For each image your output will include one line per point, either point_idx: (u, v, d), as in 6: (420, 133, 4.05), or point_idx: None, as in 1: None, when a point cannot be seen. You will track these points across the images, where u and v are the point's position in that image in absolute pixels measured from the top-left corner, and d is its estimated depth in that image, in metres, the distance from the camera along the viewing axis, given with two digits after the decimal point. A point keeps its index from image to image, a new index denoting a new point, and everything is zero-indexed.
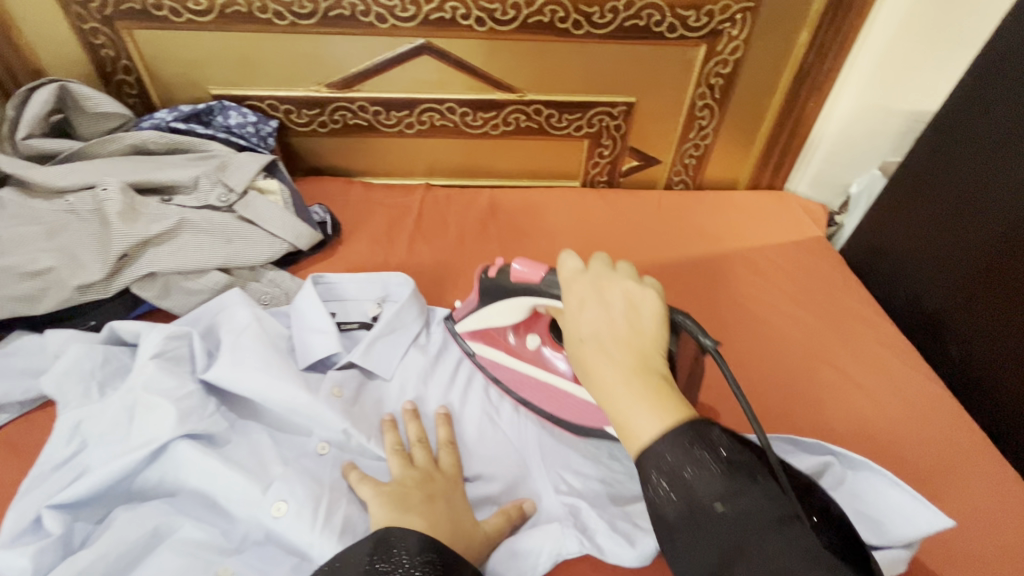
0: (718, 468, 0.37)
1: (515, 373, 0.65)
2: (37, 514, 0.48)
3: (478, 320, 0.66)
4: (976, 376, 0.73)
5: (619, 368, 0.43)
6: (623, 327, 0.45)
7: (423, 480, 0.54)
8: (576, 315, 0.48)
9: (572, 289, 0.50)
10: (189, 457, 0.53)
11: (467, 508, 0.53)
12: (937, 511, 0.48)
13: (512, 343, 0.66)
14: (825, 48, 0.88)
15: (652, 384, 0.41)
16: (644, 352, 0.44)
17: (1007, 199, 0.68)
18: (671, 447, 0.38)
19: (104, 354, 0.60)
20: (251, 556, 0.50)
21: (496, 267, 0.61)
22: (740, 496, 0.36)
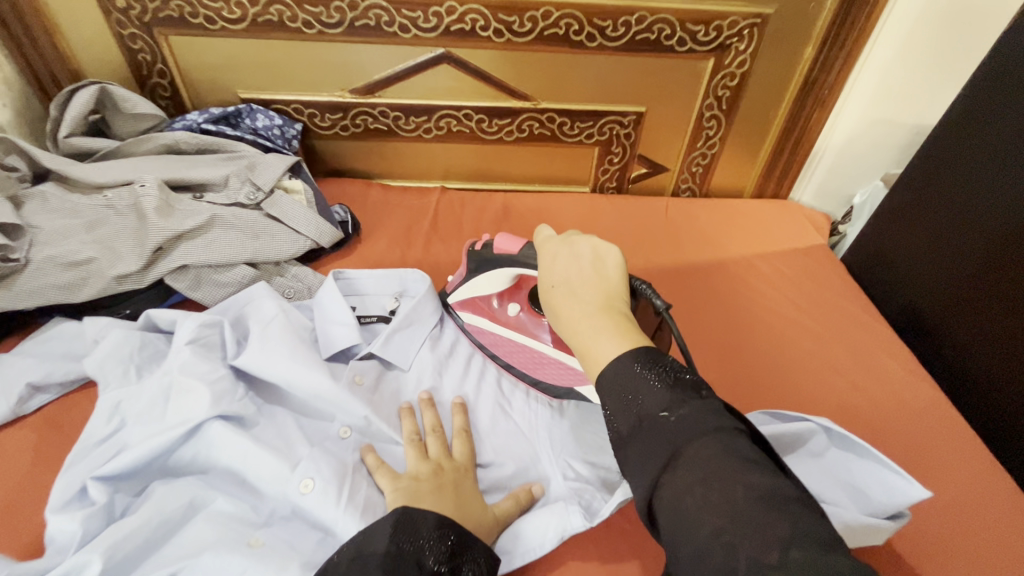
0: (663, 382, 0.42)
1: (497, 337, 0.71)
2: (82, 485, 0.52)
3: (466, 289, 0.73)
4: (971, 379, 0.76)
5: (585, 304, 0.50)
6: (589, 273, 0.53)
7: (434, 473, 0.56)
8: (549, 268, 0.55)
9: (545, 250, 0.59)
10: (221, 436, 0.57)
11: (477, 496, 0.56)
12: (909, 476, 0.51)
13: (496, 309, 0.72)
14: (828, 63, 0.92)
15: (609, 315, 0.49)
16: (608, 292, 0.51)
17: (990, 199, 0.73)
18: (623, 366, 0.44)
19: (141, 340, 0.64)
20: (279, 529, 0.53)
21: (481, 241, 0.72)
22: (682, 406, 0.40)
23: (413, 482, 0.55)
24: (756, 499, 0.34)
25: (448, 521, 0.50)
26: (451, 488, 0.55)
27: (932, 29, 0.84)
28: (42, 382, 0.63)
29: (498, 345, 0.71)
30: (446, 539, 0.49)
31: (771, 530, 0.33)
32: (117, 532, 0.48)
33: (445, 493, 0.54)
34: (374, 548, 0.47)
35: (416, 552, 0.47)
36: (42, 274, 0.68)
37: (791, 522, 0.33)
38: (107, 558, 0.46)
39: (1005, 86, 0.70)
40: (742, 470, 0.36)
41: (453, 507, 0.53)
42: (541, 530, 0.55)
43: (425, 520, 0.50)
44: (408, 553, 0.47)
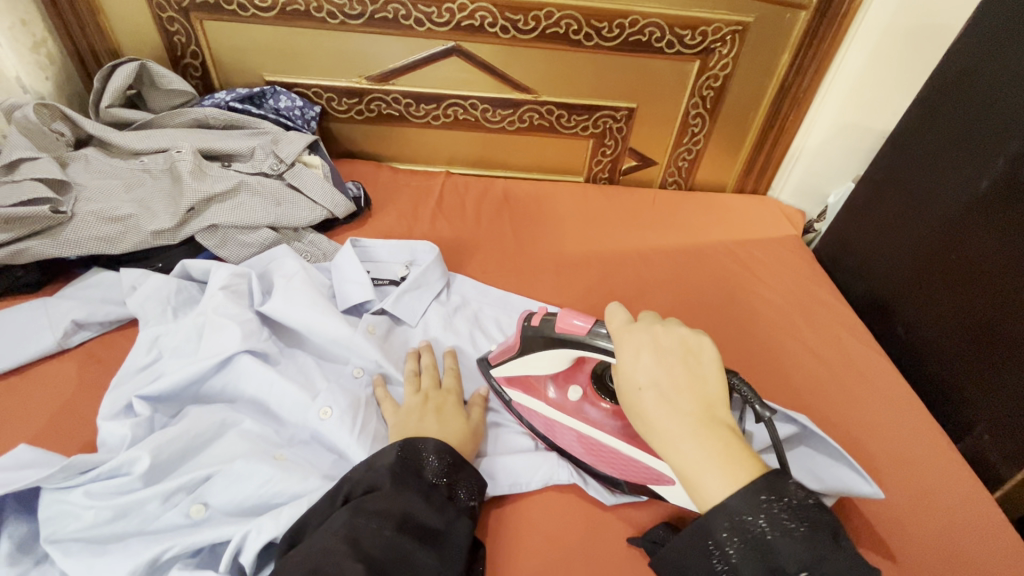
0: (799, 531, 0.42)
1: (555, 424, 0.67)
2: (128, 401, 0.59)
3: (515, 366, 0.69)
4: (914, 353, 0.85)
5: (686, 423, 0.46)
6: (686, 379, 0.48)
7: (421, 404, 0.63)
8: (633, 365, 0.50)
9: (623, 339, 0.53)
10: (250, 368, 0.64)
11: (458, 414, 0.63)
12: (871, 481, 0.60)
13: (553, 394, 0.68)
14: (803, 69, 1.01)
15: (721, 441, 0.45)
16: (706, 402, 0.48)
17: (949, 197, 0.80)
18: (749, 504, 0.43)
19: (177, 285, 0.71)
20: (300, 450, 0.60)
21: (538, 316, 0.65)
22: (823, 561, 0.41)
23: (405, 413, 0.62)
24: None
25: (446, 446, 0.56)
26: (434, 414, 0.62)
27: (898, 45, 0.93)
28: (85, 319, 0.70)
29: (557, 433, 0.67)
30: (442, 458, 0.55)
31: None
32: (161, 436, 0.55)
33: (440, 421, 0.61)
34: (382, 460, 0.54)
35: (417, 462, 0.54)
36: (86, 226, 0.75)
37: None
38: (153, 457, 0.53)
39: (963, 94, 0.78)
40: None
41: (436, 428, 0.60)
42: (530, 471, 0.64)
43: (425, 445, 0.55)
44: (410, 461, 0.54)
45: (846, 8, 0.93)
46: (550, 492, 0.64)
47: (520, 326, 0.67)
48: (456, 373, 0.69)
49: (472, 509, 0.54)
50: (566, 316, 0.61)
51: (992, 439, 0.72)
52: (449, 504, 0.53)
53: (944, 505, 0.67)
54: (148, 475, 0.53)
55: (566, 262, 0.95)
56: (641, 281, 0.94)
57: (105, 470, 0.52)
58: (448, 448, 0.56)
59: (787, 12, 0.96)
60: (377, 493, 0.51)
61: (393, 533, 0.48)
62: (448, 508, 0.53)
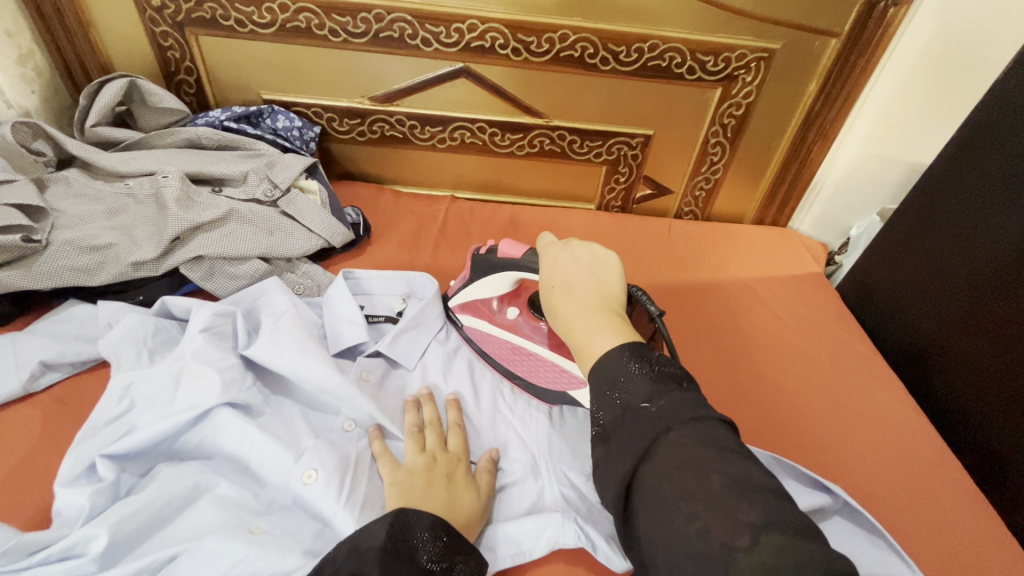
0: (647, 374, 0.46)
1: (493, 338, 0.74)
2: (91, 461, 0.53)
3: (465, 292, 0.76)
4: (955, 409, 0.78)
5: (583, 305, 0.54)
6: (588, 278, 0.57)
7: (428, 466, 0.57)
8: (550, 268, 0.59)
9: (546, 252, 0.63)
10: (229, 423, 0.58)
11: (469, 486, 0.57)
12: (913, 565, 0.54)
13: (495, 311, 0.75)
14: (831, 98, 0.96)
15: (606, 315, 0.52)
16: (604, 293, 0.55)
17: (992, 242, 0.74)
18: (615, 357, 0.47)
19: (155, 325, 0.65)
20: (279, 518, 0.54)
21: (486, 246, 0.74)
22: (663, 397, 0.44)
23: (408, 474, 0.56)
24: (730, 491, 0.38)
25: (443, 524, 0.50)
26: (444, 481, 0.56)
27: (934, 70, 0.88)
28: (55, 360, 0.64)
29: (497, 348, 0.73)
30: (440, 538, 0.49)
31: (742, 517, 0.36)
32: (123, 509, 0.49)
33: (449, 489, 0.55)
34: (371, 539, 0.48)
35: (411, 544, 0.48)
36: (60, 257, 0.69)
37: (764, 512, 0.36)
38: (112, 534, 0.47)
39: (1011, 134, 0.72)
40: (723, 459, 0.40)
41: (445, 498, 0.54)
42: (533, 537, 0.58)
43: (419, 520, 0.50)
44: (402, 544, 0.47)
45: (879, 35, 0.88)
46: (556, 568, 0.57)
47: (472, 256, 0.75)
48: (461, 431, 0.63)
49: None
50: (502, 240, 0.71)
51: None
52: None
53: None
54: (105, 555, 0.47)
55: None
56: None
57: (56, 552, 0.46)
58: (445, 525, 0.50)
59: (816, 39, 0.90)
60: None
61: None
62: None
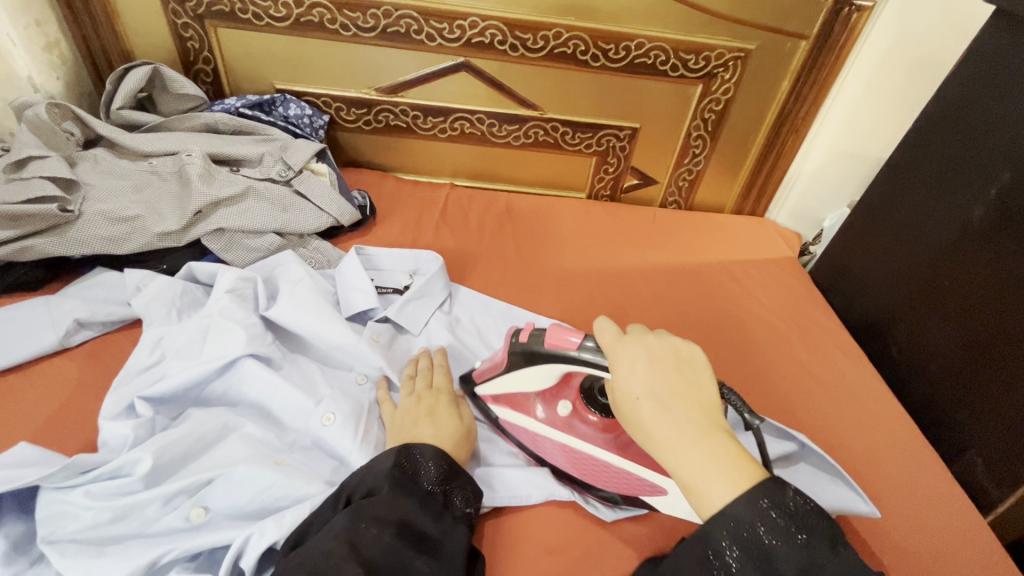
0: (795, 534, 0.44)
1: (550, 443, 0.68)
2: (130, 401, 0.59)
3: (502, 384, 0.69)
4: (910, 375, 0.86)
5: (686, 429, 0.48)
6: (680, 387, 0.51)
7: (415, 405, 0.63)
8: (627, 376, 0.52)
9: (616, 352, 0.55)
10: (253, 373, 0.64)
11: (450, 415, 0.62)
12: (868, 500, 0.61)
13: (543, 412, 0.69)
14: (802, 96, 1.04)
15: (718, 444, 0.48)
16: (702, 407, 0.50)
17: (943, 224, 0.82)
18: (750, 509, 0.44)
19: (183, 287, 0.71)
20: (301, 455, 0.60)
21: (527, 332, 0.65)
22: (820, 566, 0.43)
23: (402, 416, 0.62)
24: None
25: (444, 454, 0.56)
26: (426, 418, 0.61)
27: (892, 74, 0.97)
28: (88, 318, 0.70)
29: (552, 451, 0.67)
30: (439, 465, 0.55)
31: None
32: (163, 438, 0.54)
33: (432, 424, 0.60)
34: (381, 463, 0.54)
35: (415, 467, 0.54)
36: (92, 226, 0.75)
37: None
38: (155, 459, 0.53)
39: (958, 125, 0.80)
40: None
41: (431, 431, 0.59)
42: (530, 485, 0.64)
43: (423, 450, 0.55)
44: (407, 467, 0.54)
45: (845, 39, 0.97)
46: (551, 504, 0.64)
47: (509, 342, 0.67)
48: (447, 372, 0.69)
49: (468, 516, 0.54)
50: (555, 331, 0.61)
51: (983, 462, 0.73)
52: (445, 512, 0.53)
53: (938, 528, 0.68)
54: (150, 476, 0.53)
55: (567, 278, 0.96)
56: (641, 298, 0.95)
57: (107, 471, 0.52)
58: (445, 454, 0.56)
59: (788, 41, 0.99)
60: (375, 499, 0.50)
61: (392, 539, 0.48)
62: (444, 516, 0.53)
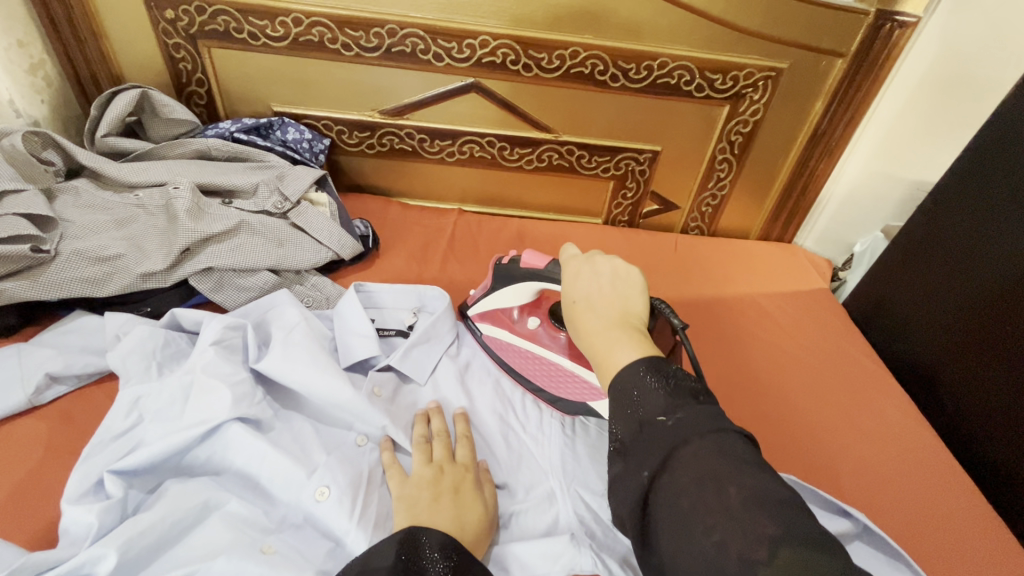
0: (662, 387, 0.43)
1: (514, 348, 0.75)
2: (99, 478, 0.52)
3: (487, 301, 0.77)
4: (967, 429, 0.78)
5: (605, 319, 0.51)
6: (610, 290, 0.54)
7: (434, 478, 0.56)
8: (571, 284, 0.56)
9: (568, 268, 0.59)
10: (239, 439, 0.57)
11: (475, 498, 0.55)
12: None
13: (515, 321, 0.76)
14: (837, 117, 0.97)
15: (631, 331, 0.49)
16: (626, 310, 0.52)
17: (1000, 261, 0.74)
18: (629, 371, 0.45)
19: (165, 338, 0.65)
20: (290, 536, 0.53)
21: (509, 257, 0.76)
22: (683, 411, 0.41)
23: (415, 487, 0.55)
24: (753, 506, 0.35)
25: (452, 542, 0.48)
26: (450, 495, 0.54)
27: (932, 90, 0.89)
28: (61, 372, 0.63)
29: (513, 354, 0.74)
30: (447, 556, 0.47)
31: (762, 530, 0.34)
32: (132, 527, 0.48)
33: (455, 501, 0.54)
34: (380, 556, 0.46)
35: (419, 561, 0.46)
36: (69, 267, 0.69)
37: (786, 525, 0.35)
38: (121, 554, 0.46)
39: (1015, 155, 0.73)
40: (743, 473, 0.37)
41: (449, 514, 0.52)
42: (548, 562, 0.57)
43: (429, 538, 0.48)
44: (409, 562, 0.46)
45: (884, 56, 0.89)
46: None
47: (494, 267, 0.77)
48: (469, 443, 0.62)
49: None
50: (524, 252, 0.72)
51: None
52: None
53: None
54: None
55: None
56: None
57: (64, 572, 0.45)
58: (457, 543, 0.48)
59: (824, 59, 0.91)
60: None
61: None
62: None
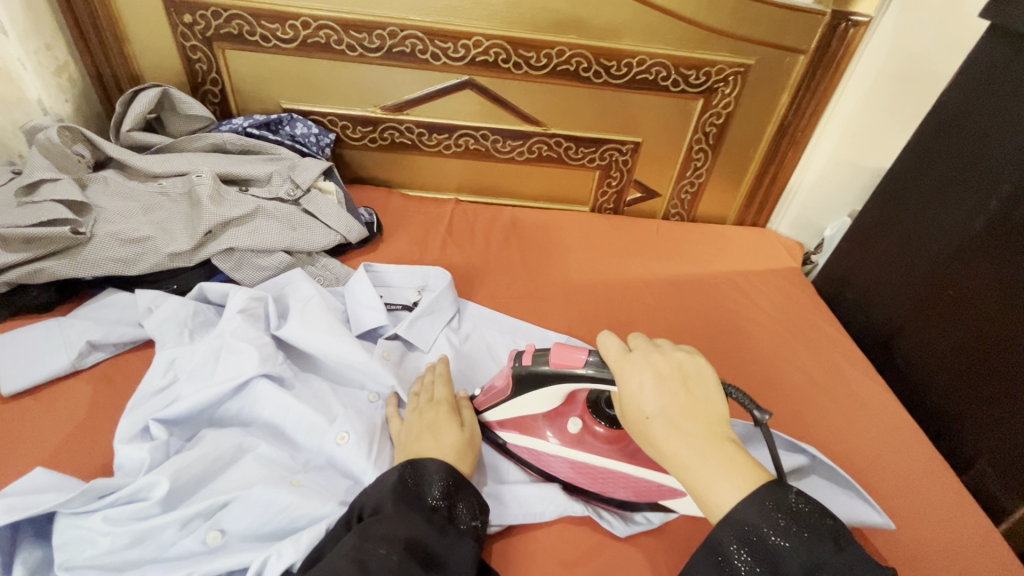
0: (797, 533, 0.45)
1: (562, 461, 0.66)
2: (145, 424, 0.59)
3: (508, 409, 0.67)
4: (918, 385, 0.86)
5: (694, 442, 0.48)
6: (686, 399, 0.51)
7: (418, 420, 0.62)
8: (636, 395, 0.52)
9: (623, 370, 0.54)
10: (266, 392, 0.64)
11: (451, 423, 0.61)
12: (880, 510, 0.61)
13: (548, 428, 0.67)
14: (802, 108, 1.06)
15: (726, 454, 0.48)
16: (709, 420, 0.50)
17: (947, 234, 0.83)
18: (755, 515, 0.45)
19: (195, 308, 0.72)
20: (315, 475, 0.60)
21: (529, 356, 0.63)
22: (823, 565, 0.44)
23: (407, 429, 0.62)
24: None
25: (448, 467, 0.55)
26: (428, 433, 0.60)
27: (886, 87, 0.99)
28: (100, 340, 0.70)
29: (560, 466, 0.67)
30: (444, 478, 0.54)
31: None
32: (179, 461, 0.55)
33: (436, 437, 0.59)
34: (387, 480, 0.54)
35: (420, 482, 0.54)
36: (104, 247, 0.75)
37: None
38: (172, 482, 0.53)
39: (961, 137, 0.81)
40: None
41: (433, 445, 0.58)
42: (544, 502, 0.64)
43: (430, 466, 0.55)
44: (412, 484, 0.53)
45: (842, 53, 0.98)
46: (564, 523, 0.64)
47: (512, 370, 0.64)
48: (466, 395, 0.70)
49: (475, 529, 0.53)
50: (556, 350, 0.60)
51: (993, 472, 0.74)
52: (449, 526, 0.52)
53: (951, 535, 0.68)
54: (166, 500, 0.53)
55: (573, 292, 0.96)
56: (649, 309, 0.96)
57: (124, 496, 0.52)
58: (451, 469, 0.55)
59: (787, 56, 1.00)
60: (381, 517, 0.50)
61: (400, 557, 0.46)
62: (449, 530, 0.52)
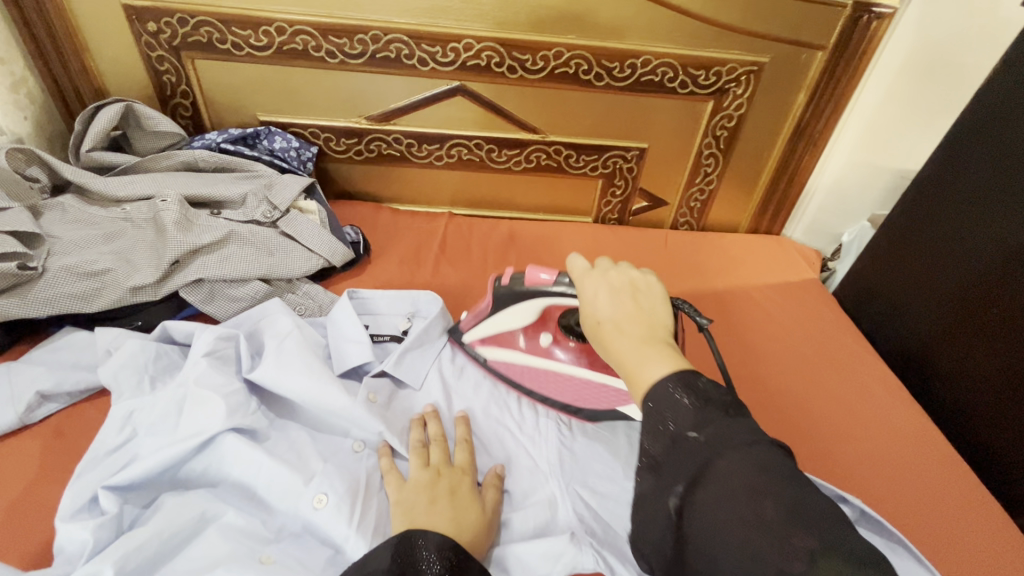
0: (694, 404, 0.42)
1: (534, 371, 0.71)
2: (93, 494, 0.52)
3: (487, 326, 0.71)
4: (961, 413, 0.78)
5: (633, 338, 0.48)
6: (632, 304, 0.51)
7: (431, 481, 0.56)
8: (590, 303, 0.53)
9: (583, 284, 0.55)
10: (234, 449, 0.57)
11: (473, 500, 0.55)
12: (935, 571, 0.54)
13: (523, 342, 0.71)
14: (821, 106, 0.98)
15: (661, 348, 0.47)
16: (652, 322, 0.50)
17: (987, 243, 0.75)
18: (661, 390, 0.43)
19: (156, 350, 0.64)
20: (290, 545, 0.53)
21: (507, 275, 0.68)
22: (710, 423, 0.40)
23: (413, 491, 0.55)
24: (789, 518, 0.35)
25: (448, 542, 0.47)
26: (447, 498, 0.55)
27: (912, 81, 0.91)
28: (52, 390, 0.63)
29: (532, 376, 0.71)
30: (444, 555, 0.47)
31: (797, 541, 0.34)
32: (128, 542, 0.48)
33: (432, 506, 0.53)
34: (376, 560, 0.46)
35: (415, 561, 0.46)
36: (57, 283, 0.68)
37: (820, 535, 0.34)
38: (117, 569, 0.47)
39: (1002, 138, 0.73)
40: (773, 481, 0.36)
41: (446, 518, 0.52)
42: (548, 562, 0.56)
43: (426, 539, 0.48)
44: (405, 562, 0.46)
45: (864, 47, 0.91)
46: None
47: (493, 287, 0.69)
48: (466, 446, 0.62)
49: None
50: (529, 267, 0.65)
51: None
52: None
53: None
54: None
55: None
56: None
57: None
58: (451, 542, 0.48)
59: (804, 52, 0.93)
60: None
61: None
62: None
